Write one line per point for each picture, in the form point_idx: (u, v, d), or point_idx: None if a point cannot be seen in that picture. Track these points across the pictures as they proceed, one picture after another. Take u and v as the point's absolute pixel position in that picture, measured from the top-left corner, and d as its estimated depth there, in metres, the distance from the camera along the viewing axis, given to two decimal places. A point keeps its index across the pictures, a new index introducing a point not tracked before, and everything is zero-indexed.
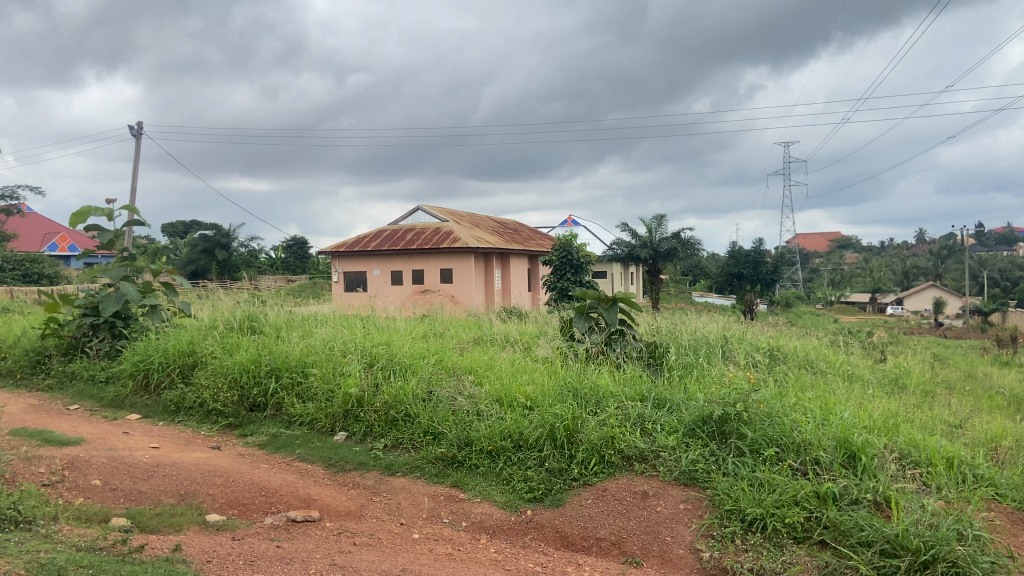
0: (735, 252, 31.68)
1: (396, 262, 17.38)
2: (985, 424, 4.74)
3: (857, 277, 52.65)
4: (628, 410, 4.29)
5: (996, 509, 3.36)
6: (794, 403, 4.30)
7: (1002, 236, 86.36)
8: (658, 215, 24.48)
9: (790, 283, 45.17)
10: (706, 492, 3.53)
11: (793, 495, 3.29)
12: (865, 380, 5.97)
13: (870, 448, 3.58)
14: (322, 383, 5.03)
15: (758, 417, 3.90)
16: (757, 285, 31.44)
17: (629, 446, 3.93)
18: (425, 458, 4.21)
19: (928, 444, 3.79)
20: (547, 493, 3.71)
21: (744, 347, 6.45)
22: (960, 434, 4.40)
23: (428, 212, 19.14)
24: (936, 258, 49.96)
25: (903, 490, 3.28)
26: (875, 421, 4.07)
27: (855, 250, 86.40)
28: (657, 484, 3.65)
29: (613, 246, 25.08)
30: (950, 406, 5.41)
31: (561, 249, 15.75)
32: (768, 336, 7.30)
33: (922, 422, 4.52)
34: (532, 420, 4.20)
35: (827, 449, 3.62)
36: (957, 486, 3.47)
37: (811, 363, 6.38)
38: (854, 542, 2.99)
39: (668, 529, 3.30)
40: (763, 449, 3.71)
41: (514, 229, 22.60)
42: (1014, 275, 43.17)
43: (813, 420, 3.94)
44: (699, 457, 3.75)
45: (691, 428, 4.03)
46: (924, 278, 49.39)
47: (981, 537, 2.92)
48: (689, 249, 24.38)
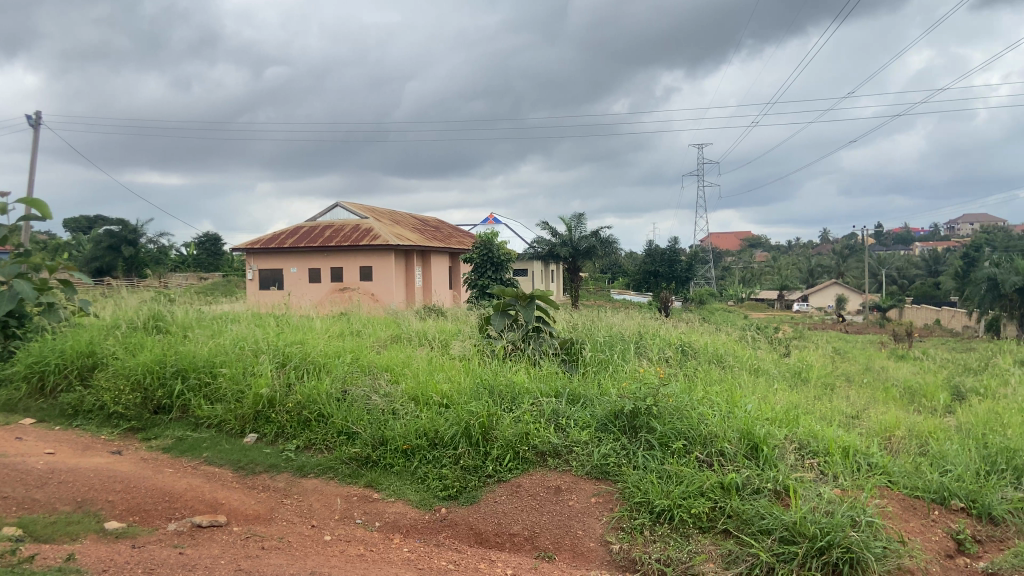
0: (651, 251, 32.39)
1: (313, 260, 17.03)
2: (880, 415, 4.98)
3: (768, 275, 54.81)
4: (542, 407, 4.33)
5: (889, 495, 3.53)
6: (701, 396, 4.44)
7: (899, 236, 91.41)
8: (577, 214, 24.79)
9: (705, 280, 46.61)
10: (617, 485, 3.60)
11: (699, 486, 3.41)
12: (769, 375, 6.20)
13: (771, 440, 3.74)
14: (231, 384, 4.89)
15: (667, 411, 4.02)
16: (673, 283, 32.20)
17: (543, 441, 3.97)
18: (338, 458, 4.14)
19: (826, 434, 3.98)
20: (462, 491, 3.71)
21: (658, 343, 6.59)
22: (856, 424, 4.62)
23: (347, 209, 18.81)
24: (839, 257, 52.41)
25: (802, 479, 3.44)
26: (777, 413, 4.24)
27: (765, 249, 89.89)
28: (570, 479, 3.70)
29: (533, 245, 25.20)
30: (849, 398, 5.67)
31: (482, 247, 15.76)
32: (680, 333, 7.47)
33: (822, 414, 4.73)
34: (447, 418, 4.19)
35: (732, 440, 3.76)
36: (853, 474, 3.65)
37: (720, 358, 6.57)
38: (756, 530, 3.11)
39: (580, 522, 3.35)
40: (672, 442, 3.81)
41: (437, 227, 22.50)
42: (909, 274, 45.71)
43: (719, 413, 4.09)
44: (610, 451, 3.83)
45: (603, 423, 4.11)
46: (828, 276, 51.79)
47: (873, 522, 3.08)
48: (608, 247, 24.82)
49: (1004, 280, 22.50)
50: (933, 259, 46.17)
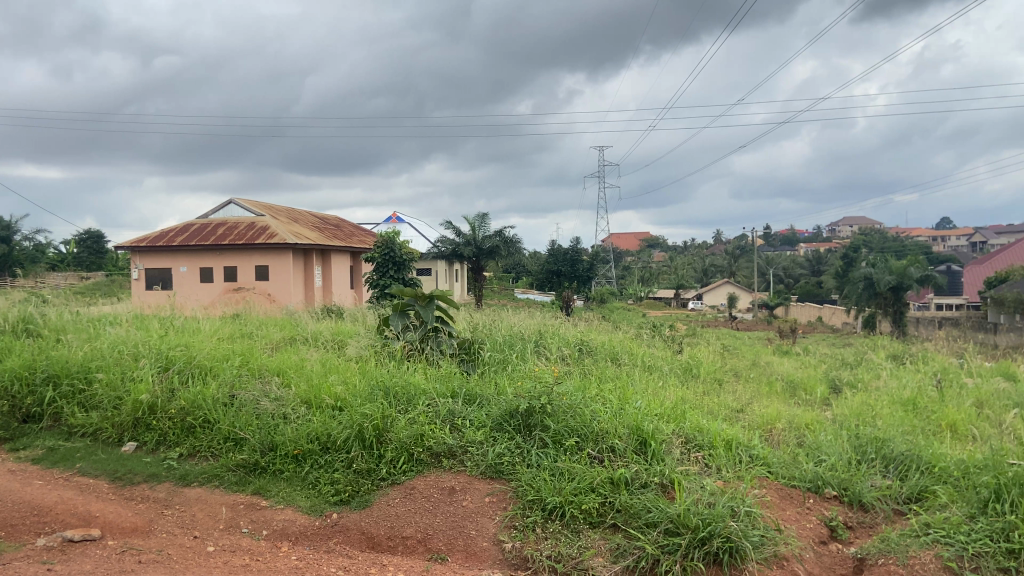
0: (554, 250, 32.86)
1: (206, 259, 16.38)
2: (763, 409, 5.22)
3: (665, 275, 56.68)
4: (438, 408, 4.31)
5: (768, 486, 3.70)
6: (595, 394, 4.53)
7: (787, 237, 96.32)
8: (482, 214, 24.86)
9: (605, 279, 47.72)
10: (510, 484, 3.62)
11: (589, 482, 3.48)
12: (662, 371, 6.39)
13: (659, 435, 3.86)
14: (109, 391, 4.63)
15: (560, 409, 4.07)
16: (575, 283, 32.73)
17: (438, 442, 3.95)
18: (224, 466, 3.99)
19: (711, 429, 4.14)
20: (354, 495, 3.64)
21: (556, 342, 6.68)
22: (741, 418, 4.83)
23: (242, 206, 18.17)
24: (731, 257, 54.67)
25: (686, 472, 3.56)
26: (666, 409, 4.38)
27: (663, 249, 92.91)
28: (464, 479, 3.69)
29: (436, 244, 25.07)
30: (736, 393, 5.91)
31: (384, 247, 15.57)
32: (578, 331, 7.61)
33: (709, 408, 4.91)
34: (340, 421, 4.11)
35: (622, 436, 3.86)
36: (735, 465, 3.81)
37: (616, 356, 6.73)
38: (642, 523, 3.20)
39: (472, 523, 3.34)
40: (565, 439, 3.87)
41: (337, 226, 22.06)
42: (795, 273, 48.27)
43: (610, 410, 4.19)
44: (504, 450, 3.85)
45: (498, 422, 4.13)
46: (721, 275, 54.00)
47: (752, 512, 3.22)
48: (511, 247, 25.02)
49: (878, 279, 24.05)
50: (816, 260, 48.90)
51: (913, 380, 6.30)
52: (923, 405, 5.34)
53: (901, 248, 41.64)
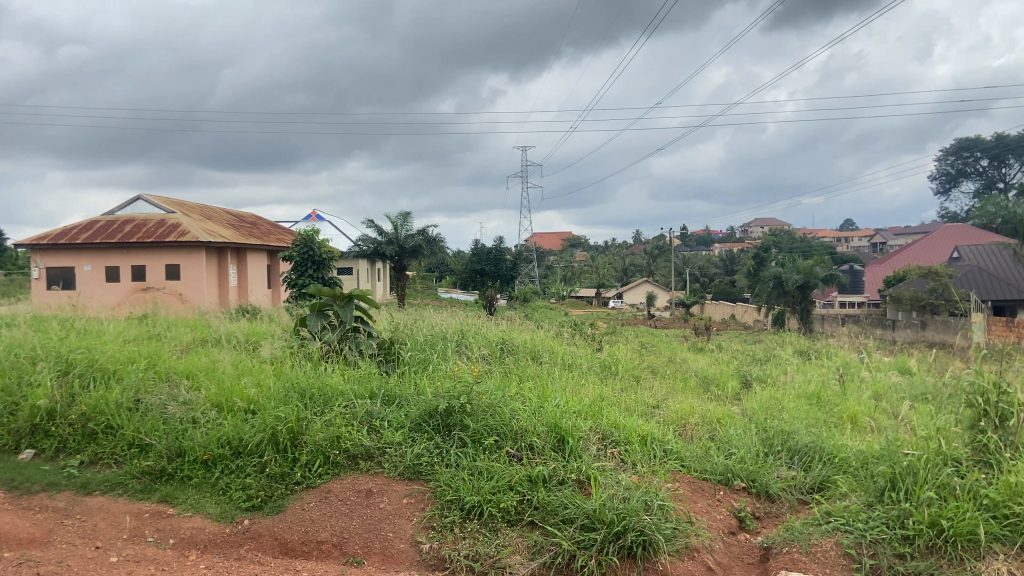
0: (478, 249, 32.87)
1: (112, 257, 15.68)
2: (678, 404, 5.36)
3: (586, 274, 57.56)
4: (355, 409, 4.25)
5: (681, 479, 3.80)
6: (514, 392, 4.55)
7: (703, 237, 99.28)
8: (404, 212, 24.65)
9: (528, 278, 48.11)
10: (429, 485, 3.60)
11: (508, 481, 3.49)
12: (581, 369, 6.48)
13: (576, 432, 3.92)
14: (3, 396, 4.38)
15: (480, 408, 4.07)
16: (498, 282, 32.87)
17: (355, 444, 3.89)
18: (129, 473, 3.82)
19: (627, 425, 4.22)
20: (267, 500, 3.55)
21: (478, 341, 6.68)
22: (656, 414, 4.95)
23: (151, 202, 17.46)
24: (650, 257, 55.94)
25: (602, 468, 3.63)
26: (584, 406, 4.44)
27: (586, 249, 94.33)
28: (382, 481, 3.65)
29: (357, 243, 24.70)
30: (652, 389, 6.05)
31: (302, 245, 15.24)
32: (499, 330, 7.64)
33: (626, 405, 5.01)
34: (253, 425, 4.00)
35: (540, 434, 3.90)
36: (649, 460, 3.90)
37: (537, 354, 6.79)
38: (559, 520, 3.23)
39: (389, 525, 3.31)
40: (484, 438, 3.88)
41: (254, 224, 21.46)
42: (711, 272, 49.76)
43: (529, 408, 4.22)
44: (423, 451, 3.82)
45: (417, 423, 4.09)
46: (640, 275, 55.22)
47: (664, 505, 3.30)
48: (434, 246, 24.92)
49: (787, 278, 24.96)
50: (730, 260, 50.60)
51: (817, 374, 6.59)
52: (827, 399, 5.58)
53: (808, 248, 43.51)
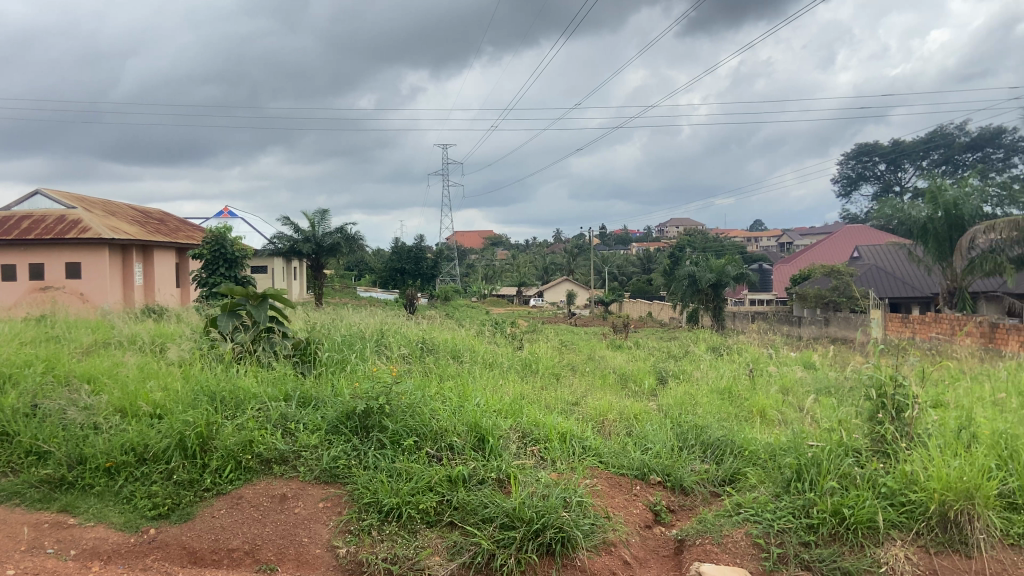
0: (398, 248, 32.54)
1: (6, 255, 14.77)
2: (596, 401, 5.44)
3: (507, 273, 57.80)
4: (269, 411, 4.13)
5: (599, 475, 3.85)
6: (434, 392, 4.52)
7: (621, 236, 101.33)
8: (321, 209, 24.16)
9: (449, 277, 47.96)
10: (346, 488, 3.53)
11: (427, 482, 3.46)
12: (501, 367, 6.50)
13: (496, 431, 3.93)
14: None
15: (399, 409, 4.02)
16: (418, 280, 32.62)
17: (269, 448, 3.77)
18: (24, 483, 3.60)
19: (546, 423, 4.26)
20: (175, 508, 3.41)
21: (397, 340, 6.61)
22: (576, 411, 5.01)
23: (49, 197, 16.51)
24: (569, 255, 56.64)
25: (522, 466, 3.65)
26: (504, 405, 4.44)
27: (506, 247, 94.78)
28: (296, 485, 3.55)
29: (272, 241, 24.05)
30: (572, 387, 6.12)
31: (215, 243, 14.74)
32: (419, 329, 7.57)
33: (546, 402, 5.05)
34: (160, 430, 3.82)
35: (460, 434, 3.89)
36: (568, 457, 3.94)
37: (458, 353, 6.76)
38: (479, 519, 3.23)
39: (305, 530, 3.22)
40: (402, 439, 3.83)
41: (162, 221, 20.59)
42: (629, 271, 50.80)
43: (449, 408, 4.20)
44: (340, 453, 3.74)
45: (333, 425, 4.00)
46: (560, 273, 55.85)
47: (583, 502, 3.34)
48: (352, 244, 24.55)
49: (701, 277, 25.75)
50: (647, 259, 51.77)
51: (729, 370, 6.81)
52: (737, 393, 5.78)
53: (721, 247, 44.97)
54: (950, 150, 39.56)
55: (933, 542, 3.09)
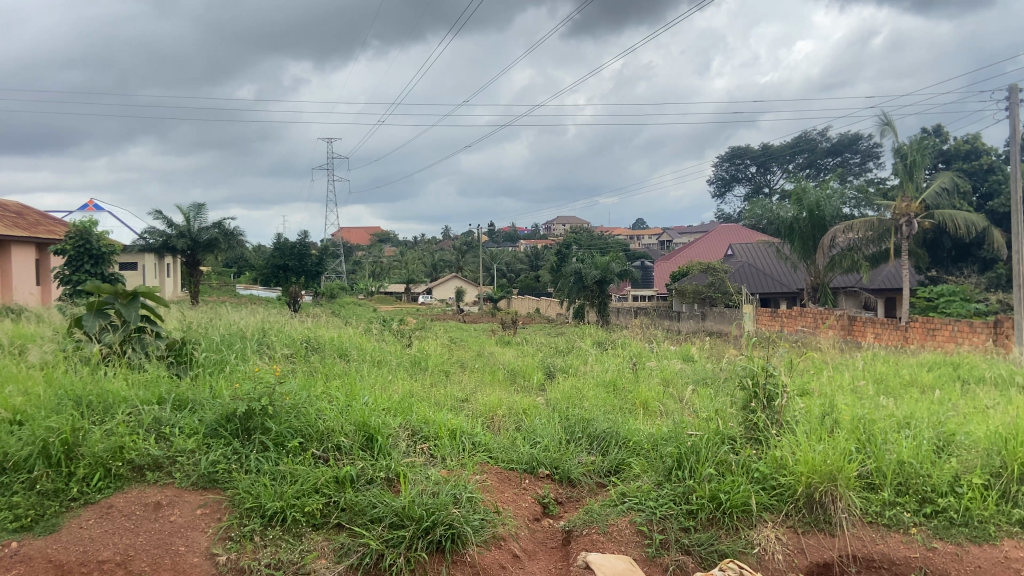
0: (280, 244, 31.48)
1: None
2: (486, 397, 5.46)
3: (394, 270, 57.18)
4: (142, 416, 3.88)
5: (489, 470, 3.87)
6: (319, 391, 4.40)
7: (509, 234, 102.27)
8: (197, 204, 23.07)
9: (334, 274, 46.89)
10: (226, 493, 3.37)
11: (313, 483, 3.37)
12: (390, 365, 6.41)
13: (385, 429, 3.89)
14: None
15: (282, 410, 3.88)
16: (302, 277, 31.72)
17: (141, 454, 3.55)
18: None
19: (436, 420, 4.24)
20: (38, 519, 3.14)
21: (281, 339, 6.39)
22: (465, 408, 5.01)
23: None
24: (458, 252, 56.67)
25: (412, 464, 3.62)
26: (392, 403, 4.39)
27: (394, 244, 93.66)
28: (172, 492, 3.35)
29: (144, 236, 22.73)
30: (461, 383, 6.12)
31: (78, 238, 13.78)
32: (305, 327, 7.36)
33: (436, 399, 5.03)
34: (19, 436, 3.51)
35: (347, 433, 3.82)
36: (458, 453, 3.95)
37: (344, 352, 6.61)
38: (368, 519, 3.17)
39: (181, 538, 3.04)
40: (287, 441, 3.71)
41: (16, 213, 19.02)
42: (516, 268, 51.38)
43: (336, 407, 4.11)
44: (220, 457, 3.57)
45: (213, 428, 3.82)
46: (449, 270, 55.79)
47: (473, 498, 3.35)
48: (232, 239, 23.60)
49: (586, 273, 26.39)
50: (534, 257, 52.54)
51: (613, 364, 7.01)
52: (621, 386, 5.96)
53: (604, 245, 46.23)
54: (813, 155, 42.41)
55: (801, 523, 3.30)
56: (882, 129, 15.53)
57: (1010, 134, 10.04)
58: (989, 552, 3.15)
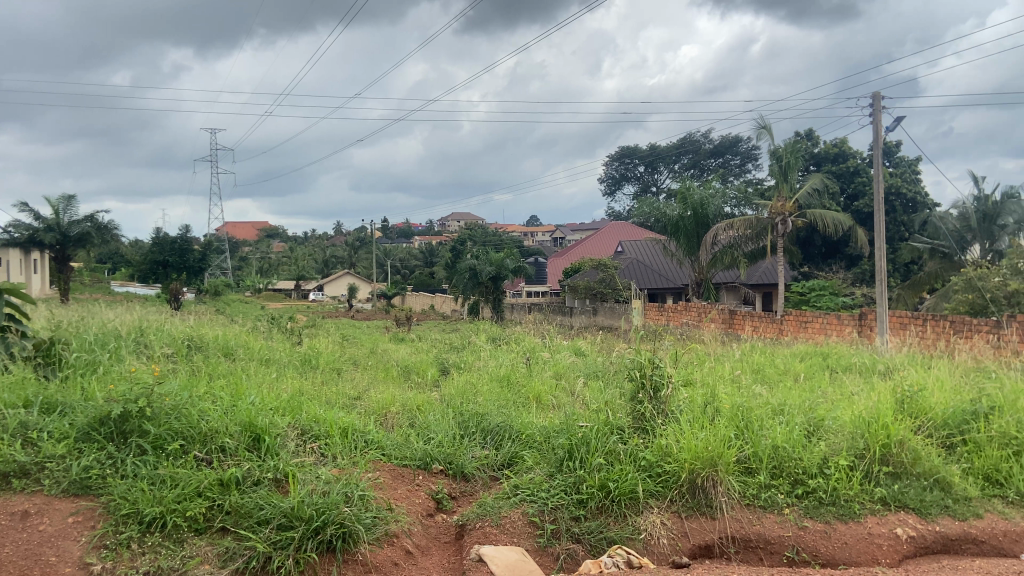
0: (159, 239, 29.90)
1: None
2: (379, 394, 5.39)
3: (284, 266, 55.50)
4: (5, 420, 3.60)
5: (382, 468, 3.82)
6: (203, 391, 4.22)
7: (403, 230, 101.29)
8: (67, 195, 21.61)
9: (219, 270, 45.01)
10: (101, 499, 3.17)
11: (195, 487, 3.22)
12: (278, 364, 6.21)
13: (272, 430, 3.77)
14: None
15: (163, 411, 3.69)
16: (183, 274, 30.30)
17: (5, 462, 3.29)
18: None
19: (327, 418, 4.15)
20: None
21: (161, 339, 6.08)
22: (358, 405, 4.92)
23: None
24: (350, 248, 55.62)
25: (301, 464, 3.53)
26: (281, 402, 4.26)
27: (283, 239, 90.93)
28: (40, 500, 3.13)
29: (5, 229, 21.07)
30: (353, 381, 6.01)
31: None
32: (187, 326, 7.02)
33: (327, 398, 4.92)
34: None
35: (233, 434, 3.68)
36: (350, 452, 3.88)
37: (230, 351, 6.36)
38: (254, 522, 3.07)
39: (51, 548, 2.85)
40: (167, 444, 3.54)
41: None
42: (410, 264, 50.99)
43: (220, 408, 3.95)
44: (93, 462, 3.35)
45: (85, 432, 3.58)
46: (341, 266, 54.68)
47: (365, 496, 3.30)
48: (105, 233, 22.26)
49: (480, 269, 26.47)
50: (428, 253, 52.30)
51: (507, 359, 7.07)
52: (515, 381, 6.02)
53: (499, 241, 46.60)
54: (697, 155, 44.36)
55: (684, 507, 3.45)
56: (760, 132, 16.37)
57: (874, 139, 10.80)
58: (853, 528, 3.39)
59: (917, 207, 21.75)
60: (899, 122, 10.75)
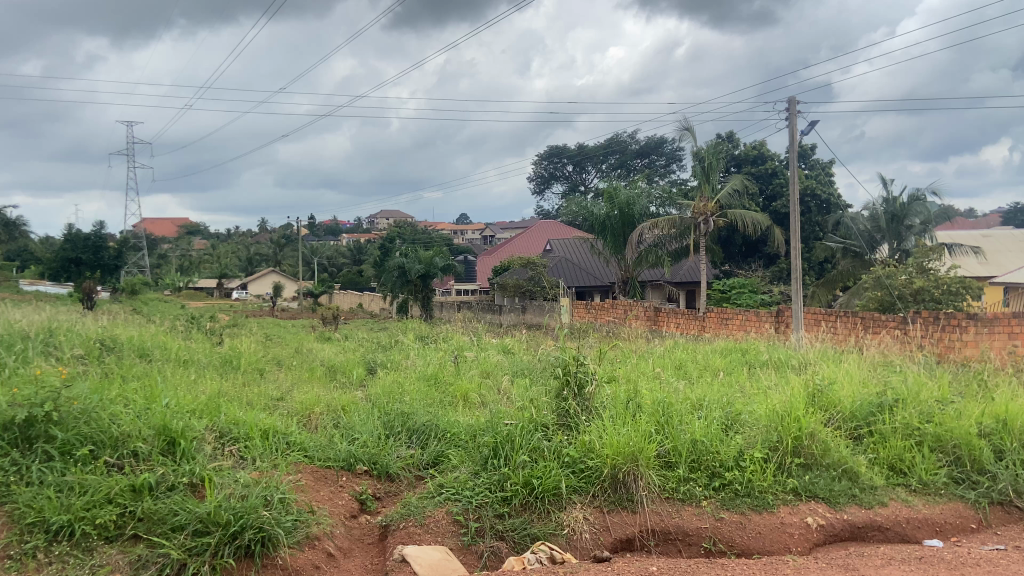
0: (71, 235, 28.59)
1: None
2: (302, 395, 5.29)
3: (205, 264, 53.84)
4: None
5: (303, 470, 3.75)
6: (115, 395, 4.06)
7: (332, 227, 99.66)
8: None
9: (136, 267, 43.32)
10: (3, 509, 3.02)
11: (106, 493, 3.10)
12: (197, 365, 6.03)
13: (189, 432, 3.66)
14: None
15: (71, 416, 3.53)
16: (97, 272, 29.09)
17: None
18: None
19: (246, 420, 4.05)
20: None
21: (71, 340, 5.82)
22: (280, 407, 4.82)
23: None
24: (276, 246, 54.35)
25: (218, 468, 3.44)
26: (198, 404, 4.14)
27: (206, 236, 88.21)
28: None
29: None
30: (276, 382, 5.88)
31: None
32: (100, 326, 6.74)
33: (248, 399, 4.80)
34: None
35: (146, 439, 3.55)
36: (270, 455, 3.80)
37: (146, 352, 6.13)
38: (167, 528, 2.97)
39: None
40: (76, 449, 3.39)
41: None
42: (338, 262, 50.21)
43: (133, 411, 3.80)
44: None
45: None
46: (265, 264, 53.38)
47: (285, 499, 3.24)
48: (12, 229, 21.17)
49: (410, 268, 26.25)
50: (356, 250, 51.59)
51: (435, 358, 7.03)
52: (442, 380, 6.00)
53: (428, 239, 46.33)
54: (623, 155, 45.08)
55: (606, 502, 3.51)
56: (682, 133, 16.74)
57: (789, 142, 11.16)
58: (767, 519, 3.50)
59: (832, 208, 22.63)
60: (812, 126, 11.14)
